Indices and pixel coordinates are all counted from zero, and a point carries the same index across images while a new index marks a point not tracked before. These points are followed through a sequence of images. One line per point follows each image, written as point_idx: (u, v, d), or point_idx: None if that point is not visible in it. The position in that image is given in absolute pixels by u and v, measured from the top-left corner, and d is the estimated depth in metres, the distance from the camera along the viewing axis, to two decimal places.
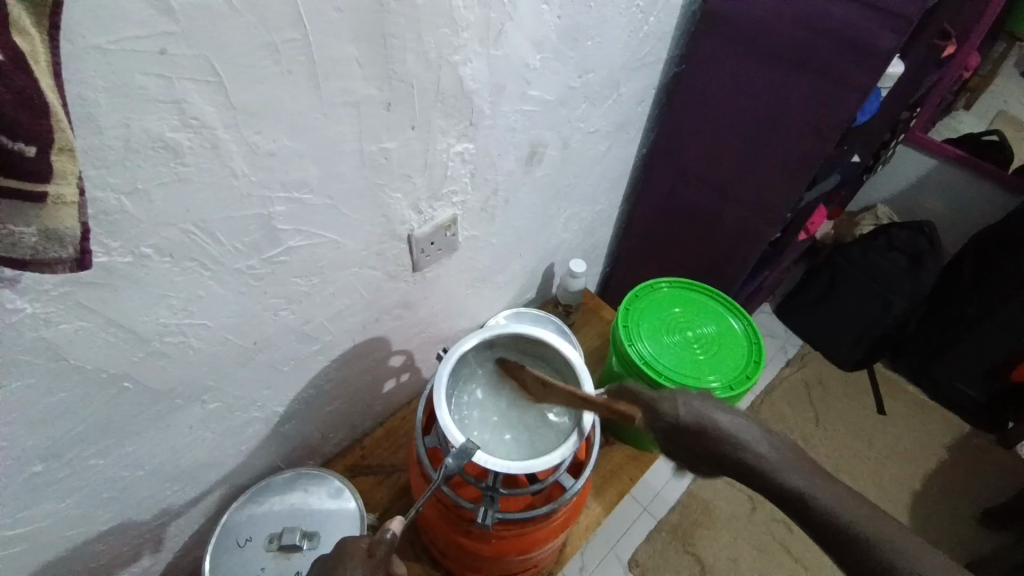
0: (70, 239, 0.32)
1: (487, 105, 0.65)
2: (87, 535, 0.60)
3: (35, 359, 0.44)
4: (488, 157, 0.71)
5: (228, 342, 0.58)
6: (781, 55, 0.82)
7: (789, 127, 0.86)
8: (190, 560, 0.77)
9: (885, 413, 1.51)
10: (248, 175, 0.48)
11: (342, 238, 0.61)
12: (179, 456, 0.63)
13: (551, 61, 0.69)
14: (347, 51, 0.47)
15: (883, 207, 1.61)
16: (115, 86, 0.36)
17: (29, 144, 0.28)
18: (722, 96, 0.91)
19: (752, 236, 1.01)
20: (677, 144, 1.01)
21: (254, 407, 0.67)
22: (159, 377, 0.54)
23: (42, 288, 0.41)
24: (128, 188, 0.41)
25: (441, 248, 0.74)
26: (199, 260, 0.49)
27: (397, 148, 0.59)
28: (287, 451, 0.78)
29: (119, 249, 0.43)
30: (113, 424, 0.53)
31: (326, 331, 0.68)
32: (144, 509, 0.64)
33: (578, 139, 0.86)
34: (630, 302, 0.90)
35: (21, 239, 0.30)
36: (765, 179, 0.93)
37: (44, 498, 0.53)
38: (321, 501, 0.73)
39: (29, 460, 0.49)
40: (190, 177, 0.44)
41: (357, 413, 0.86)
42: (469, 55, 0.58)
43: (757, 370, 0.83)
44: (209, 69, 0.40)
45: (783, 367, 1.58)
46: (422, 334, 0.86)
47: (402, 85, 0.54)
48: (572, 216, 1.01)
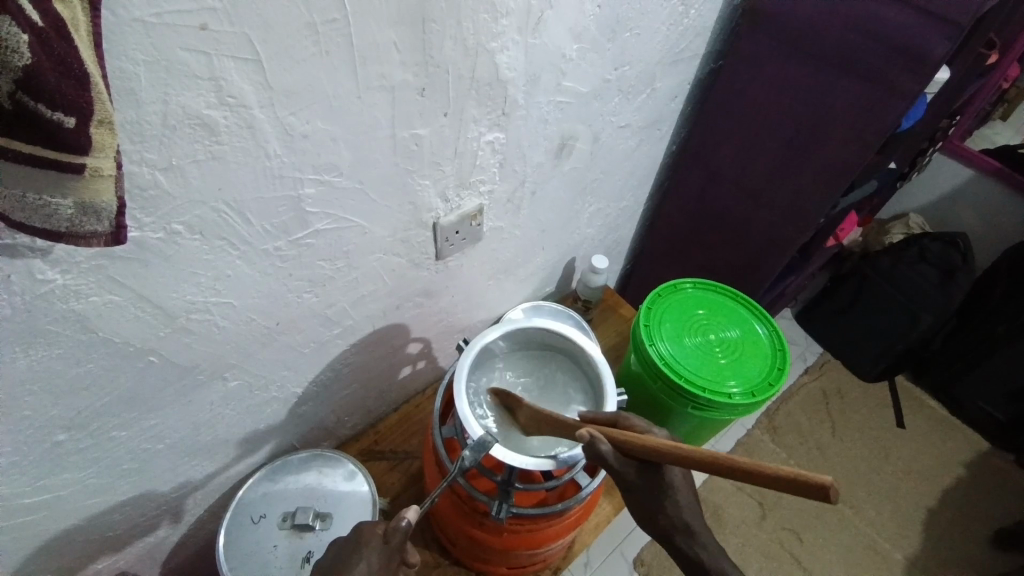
0: (106, 213, 0.32)
1: (521, 95, 0.64)
2: (106, 504, 0.61)
3: (63, 331, 0.44)
4: (518, 148, 0.70)
5: (253, 323, 0.58)
6: (827, 57, 0.79)
7: (831, 132, 0.83)
8: (204, 534, 0.78)
9: (905, 427, 1.48)
10: (281, 156, 0.47)
11: (369, 224, 0.60)
12: (199, 432, 0.63)
13: (589, 52, 0.68)
14: (387, 36, 0.47)
15: (915, 215, 1.55)
16: (157, 60, 0.36)
17: (69, 115, 0.27)
18: (762, 96, 0.88)
19: (783, 241, 0.99)
20: (710, 144, 0.99)
21: (273, 387, 0.67)
22: (184, 354, 0.54)
23: (74, 260, 0.41)
24: (163, 164, 0.41)
25: (466, 237, 0.74)
26: (228, 239, 0.49)
27: (429, 135, 0.58)
28: (303, 432, 0.79)
29: (151, 225, 0.43)
30: (136, 398, 0.54)
31: (347, 316, 0.68)
32: (162, 482, 0.65)
33: (609, 133, 0.84)
34: (652, 301, 0.88)
35: (56, 209, 0.30)
36: (800, 184, 0.91)
37: (67, 466, 0.54)
38: (335, 483, 0.73)
39: (52, 430, 0.50)
40: (224, 155, 0.44)
41: (373, 398, 0.86)
42: (507, 44, 0.57)
43: (780, 377, 0.81)
44: (249, 48, 0.40)
45: (802, 374, 1.55)
46: (441, 323, 0.85)
47: (439, 71, 0.53)
48: (597, 212, 0.99)
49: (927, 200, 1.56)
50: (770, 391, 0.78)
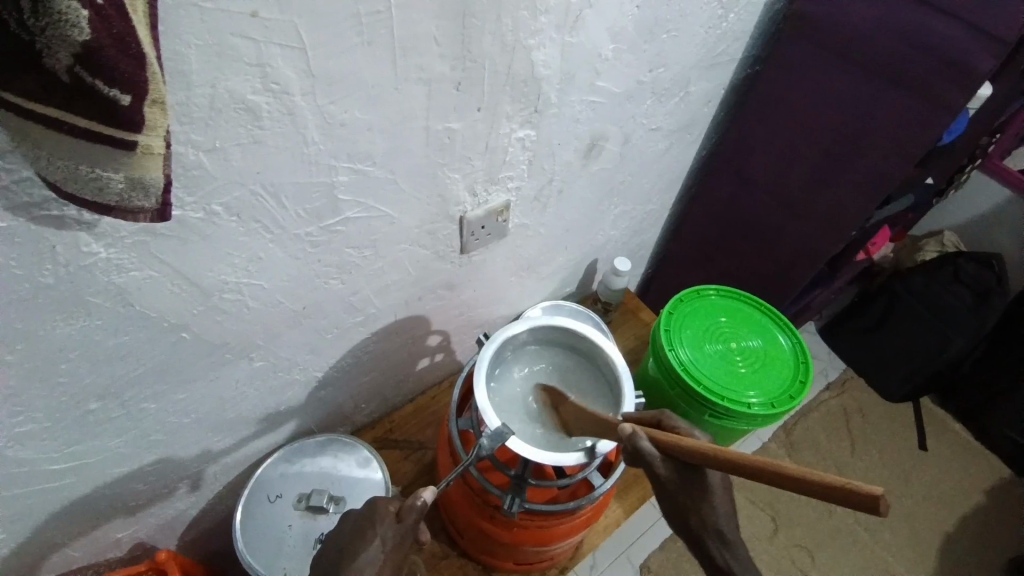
0: (155, 189, 0.33)
1: (555, 93, 0.64)
2: (132, 473, 0.63)
3: (104, 302, 0.46)
4: (549, 146, 0.70)
5: (281, 305, 0.59)
6: (871, 67, 0.78)
7: (872, 143, 0.82)
8: (221, 509, 0.80)
9: (926, 451, 1.44)
10: (319, 144, 0.48)
11: (397, 214, 0.61)
12: (223, 408, 0.65)
13: (625, 53, 0.68)
14: (427, 29, 0.47)
15: (950, 234, 1.51)
16: (207, 44, 0.37)
17: (124, 93, 0.28)
18: (800, 104, 0.87)
19: (812, 252, 0.98)
20: (743, 150, 0.97)
21: (297, 369, 0.69)
22: (214, 332, 0.56)
23: (118, 234, 0.42)
24: (208, 146, 0.42)
25: (492, 233, 0.74)
26: (263, 222, 0.50)
27: (462, 129, 0.58)
28: (321, 416, 0.80)
29: (193, 205, 0.45)
30: (167, 372, 0.56)
31: (371, 303, 0.69)
32: (185, 455, 0.67)
33: (640, 136, 0.84)
34: (674, 306, 0.87)
35: (108, 183, 0.31)
36: (835, 195, 0.89)
37: (99, 433, 0.56)
38: (350, 468, 0.75)
39: (86, 398, 0.51)
40: (264, 140, 0.45)
41: (390, 387, 0.87)
42: (544, 41, 0.57)
43: (802, 391, 0.80)
44: (295, 35, 0.41)
45: (824, 391, 1.52)
46: (461, 317, 0.86)
47: (476, 66, 0.53)
48: (622, 213, 0.99)
49: (962, 218, 1.51)
50: (791, 403, 0.77)
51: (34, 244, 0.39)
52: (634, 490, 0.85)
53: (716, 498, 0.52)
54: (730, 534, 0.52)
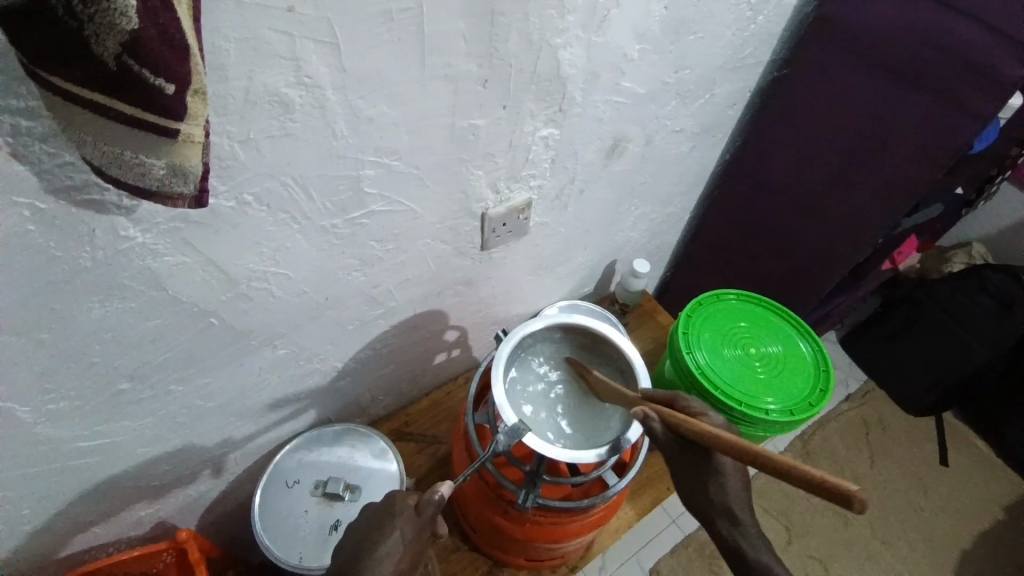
0: (193, 176, 0.34)
1: (579, 92, 0.64)
2: (157, 454, 0.65)
3: (138, 286, 0.47)
4: (571, 146, 0.70)
5: (304, 295, 0.61)
6: (898, 73, 0.76)
7: (898, 150, 0.81)
8: (240, 495, 0.82)
9: (948, 466, 1.41)
10: (347, 137, 0.49)
11: (420, 209, 0.62)
12: (245, 395, 0.66)
13: (650, 53, 0.68)
14: (456, 26, 0.48)
15: (979, 245, 1.47)
16: (245, 38, 0.38)
17: (168, 82, 0.29)
18: (825, 110, 0.85)
19: (835, 259, 0.96)
20: (766, 155, 0.96)
21: (317, 359, 0.70)
22: (240, 319, 0.57)
23: (154, 220, 0.44)
24: (242, 136, 0.43)
25: (512, 230, 0.75)
26: (290, 213, 0.52)
27: (486, 126, 0.59)
28: (339, 406, 0.82)
29: (226, 193, 0.46)
30: (195, 356, 0.57)
31: (391, 297, 0.70)
32: (208, 439, 0.68)
33: (662, 137, 0.83)
34: (692, 309, 0.87)
35: (149, 168, 0.32)
36: (859, 201, 0.88)
37: (128, 414, 0.57)
38: (366, 459, 0.76)
39: (117, 378, 0.53)
40: (295, 133, 0.46)
41: (407, 380, 0.88)
42: (570, 40, 0.57)
43: (822, 398, 0.79)
44: (329, 30, 0.42)
45: (843, 401, 1.49)
46: (478, 314, 0.87)
47: (502, 64, 0.54)
48: (642, 215, 0.99)
49: (993, 229, 1.47)
50: (809, 411, 0.77)
51: (75, 228, 0.41)
52: (647, 493, 0.84)
53: (730, 501, 0.52)
54: (744, 538, 0.52)
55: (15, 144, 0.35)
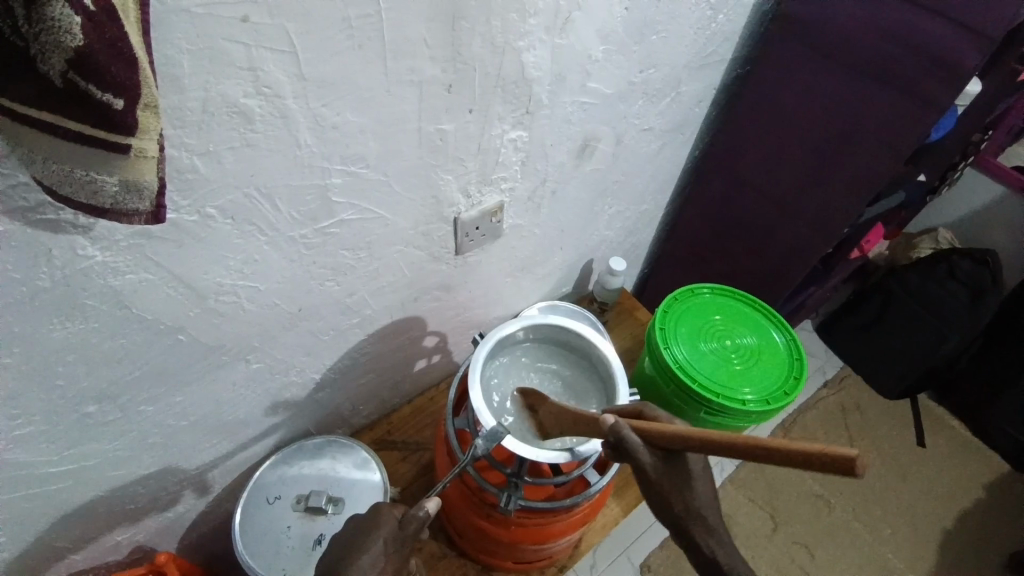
0: (148, 193, 0.33)
1: (546, 94, 0.65)
2: (129, 477, 0.63)
3: (101, 305, 0.46)
4: (541, 147, 0.71)
5: (277, 307, 0.60)
6: (857, 65, 0.79)
7: (861, 141, 0.82)
8: (220, 513, 0.80)
9: (924, 446, 1.44)
10: (311, 147, 0.49)
11: (391, 216, 0.62)
12: (220, 411, 0.65)
13: (614, 54, 0.68)
14: (417, 32, 0.48)
15: (944, 230, 1.51)
16: (200, 49, 0.38)
17: (117, 97, 0.29)
18: (791, 103, 0.87)
19: (805, 249, 0.98)
20: (734, 150, 0.98)
21: (293, 371, 0.69)
22: (211, 334, 0.56)
23: (113, 238, 0.43)
24: (201, 149, 0.43)
25: (486, 234, 0.75)
26: (258, 225, 0.51)
27: (454, 131, 0.59)
28: (319, 418, 0.81)
29: (187, 208, 0.45)
30: (165, 374, 0.56)
31: (367, 305, 0.70)
32: (183, 458, 0.67)
33: (632, 136, 0.84)
34: (668, 305, 0.88)
35: (102, 186, 0.31)
36: (825, 192, 0.90)
37: (97, 436, 0.56)
38: (348, 470, 0.75)
39: (83, 401, 0.52)
40: (258, 143, 0.46)
41: (387, 389, 0.88)
42: (534, 43, 0.58)
43: (797, 387, 0.80)
44: (286, 39, 0.41)
45: (822, 388, 1.52)
46: (457, 318, 0.86)
47: (466, 68, 0.54)
48: (616, 214, 0.99)
49: (956, 215, 1.52)
50: (786, 400, 0.78)
51: (30, 249, 0.40)
52: (633, 489, 0.85)
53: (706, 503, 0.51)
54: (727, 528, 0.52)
55: None
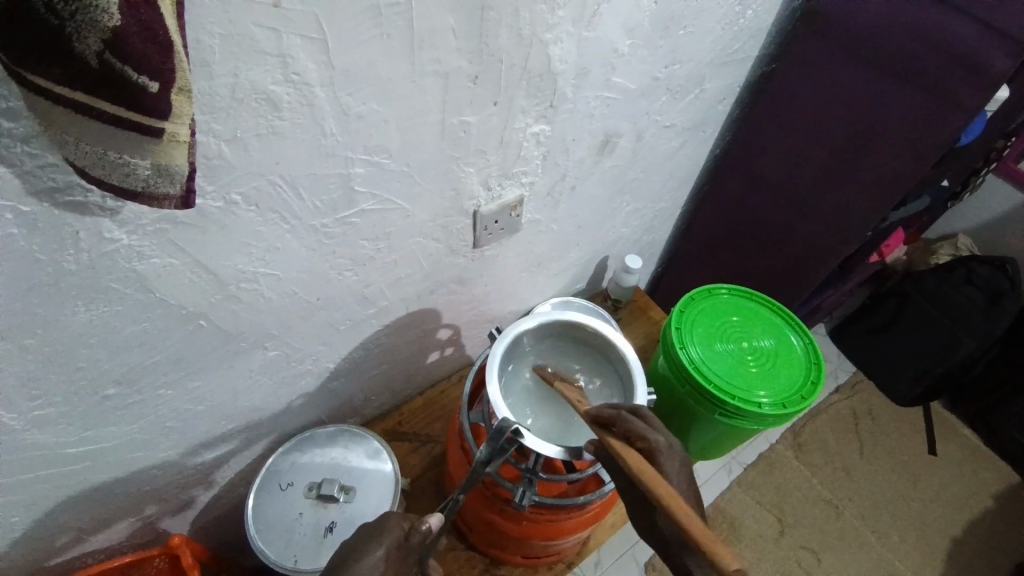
0: (179, 176, 0.33)
1: (570, 88, 0.64)
2: (146, 460, 0.64)
3: (125, 289, 0.46)
4: (563, 142, 0.70)
5: (295, 296, 0.60)
6: (884, 66, 0.77)
7: (887, 143, 0.81)
8: (232, 499, 0.81)
9: (936, 455, 1.43)
10: (336, 136, 0.49)
11: (411, 207, 0.61)
12: (236, 397, 0.66)
13: (640, 48, 0.67)
14: (445, 22, 0.47)
15: (963, 237, 1.49)
16: (231, 34, 0.38)
17: (153, 80, 0.29)
18: (814, 104, 0.86)
19: (825, 253, 0.97)
20: (755, 150, 0.97)
21: (309, 359, 0.69)
22: (231, 321, 0.56)
23: (139, 222, 0.43)
24: (228, 135, 0.42)
25: (504, 228, 0.74)
26: (280, 213, 0.51)
27: (477, 123, 0.58)
28: (332, 407, 0.81)
29: (213, 194, 0.45)
30: (184, 359, 0.56)
31: (383, 296, 0.70)
32: (198, 443, 0.67)
33: (653, 132, 0.83)
34: (685, 305, 0.87)
35: (134, 169, 0.32)
36: (847, 195, 0.88)
37: (117, 419, 0.56)
38: (360, 460, 0.75)
39: (105, 383, 0.52)
40: (284, 131, 0.45)
41: (400, 380, 0.88)
42: (561, 35, 0.57)
43: (814, 392, 0.79)
44: (315, 26, 0.41)
45: (833, 393, 1.50)
46: (471, 312, 0.86)
47: (492, 60, 0.54)
48: (633, 211, 0.99)
49: (978, 221, 1.49)
50: (802, 404, 0.77)
51: (58, 230, 0.40)
52: None
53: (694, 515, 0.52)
54: None
55: None
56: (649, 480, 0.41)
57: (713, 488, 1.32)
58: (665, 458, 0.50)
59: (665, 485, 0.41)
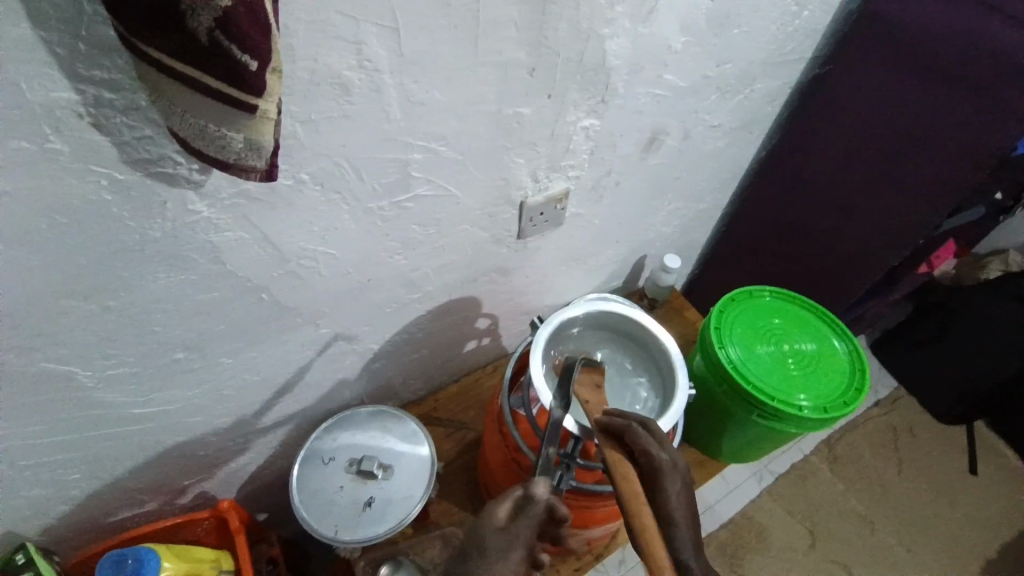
0: (265, 152, 0.36)
1: (622, 83, 0.65)
2: (202, 426, 0.67)
3: (199, 259, 0.50)
4: (611, 137, 0.71)
5: (349, 276, 0.62)
6: (938, 74, 0.76)
7: (941, 150, 0.79)
8: (274, 470, 0.84)
9: (977, 475, 1.38)
10: (399, 122, 0.51)
11: (462, 195, 0.63)
12: (287, 371, 0.69)
13: (693, 45, 0.68)
14: (508, 14, 0.49)
15: (1017, 252, 1.43)
16: (314, 20, 0.40)
17: (252, 59, 0.31)
18: (864, 107, 0.85)
19: (873, 259, 0.95)
20: (801, 153, 0.96)
21: (355, 339, 0.72)
22: (289, 296, 0.59)
23: (219, 195, 0.46)
24: (303, 117, 0.45)
25: (548, 220, 0.76)
26: (342, 194, 0.53)
27: (530, 115, 0.60)
28: (372, 388, 0.84)
29: (285, 172, 0.48)
30: (245, 330, 0.59)
31: (429, 281, 0.72)
32: (249, 412, 0.71)
33: (700, 131, 0.83)
34: (724, 305, 0.87)
35: (229, 141, 0.34)
36: (895, 200, 0.87)
37: (180, 383, 0.60)
38: (399, 440, 0.78)
39: (174, 347, 0.56)
40: (352, 115, 0.48)
41: (437, 366, 0.90)
42: (617, 30, 0.58)
43: (856, 398, 0.78)
44: (389, 15, 0.43)
45: (871, 407, 1.46)
46: (510, 302, 0.88)
47: (550, 53, 0.55)
48: (675, 210, 0.99)
49: None
50: (844, 410, 0.76)
51: (148, 199, 0.43)
52: None
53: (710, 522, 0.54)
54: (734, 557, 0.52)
55: (100, 116, 0.37)
56: (632, 506, 0.44)
57: (742, 495, 1.31)
58: (667, 478, 0.48)
59: (644, 515, 0.43)
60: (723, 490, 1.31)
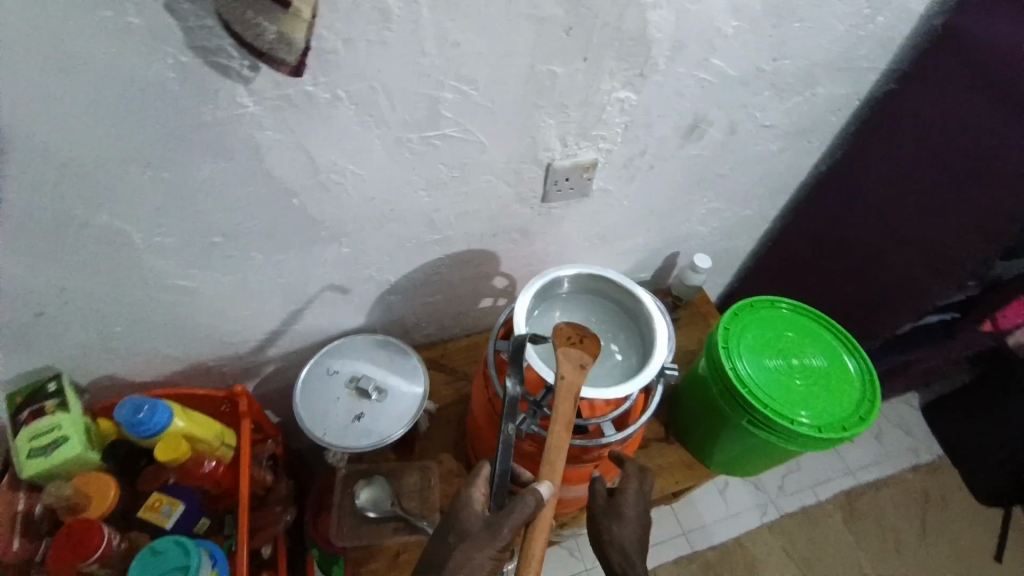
0: (296, 49, 0.42)
1: (663, 60, 0.66)
2: (229, 314, 0.76)
3: (243, 152, 0.56)
4: (647, 114, 0.72)
5: (374, 202, 0.68)
6: (1009, 107, 0.73)
7: (1002, 180, 0.75)
8: (288, 378, 0.92)
9: (1002, 561, 1.27)
10: (433, 58, 0.55)
11: (489, 145, 0.67)
12: (308, 281, 0.76)
13: (745, 33, 0.67)
14: None
15: None
16: None
17: None
18: (929, 127, 0.82)
19: (914, 292, 0.90)
20: (858, 170, 0.92)
21: (374, 267, 0.78)
22: (317, 208, 0.66)
23: (264, 94, 0.52)
24: (344, 35, 0.50)
25: (574, 188, 0.78)
26: (374, 118, 0.59)
27: (564, 75, 0.63)
28: (386, 321, 0.90)
29: (324, 85, 0.54)
30: (275, 231, 0.66)
31: (449, 226, 0.76)
32: (271, 313, 0.78)
33: (749, 128, 0.82)
34: (739, 310, 0.86)
35: (263, 31, 0.40)
36: (944, 232, 0.83)
37: (215, 267, 0.68)
38: (398, 371, 0.83)
39: (212, 231, 0.63)
40: (389, 41, 0.53)
41: (451, 316, 0.95)
42: (661, 2, 0.59)
43: (859, 425, 0.75)
44: None
45: (906, 467, 1.36)
46: (529, 268, 0.91)
47: (588, 14, 0.57)
48: (714, 210, 0.97)
49: None
50: (842, 433, 0.73)
51: (205, 85, 0.50)
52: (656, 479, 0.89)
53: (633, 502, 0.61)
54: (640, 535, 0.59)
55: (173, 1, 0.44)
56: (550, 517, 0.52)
57: (740, 521, 1.26)
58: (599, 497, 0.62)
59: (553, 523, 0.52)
60: (721, 511, 1.27)
